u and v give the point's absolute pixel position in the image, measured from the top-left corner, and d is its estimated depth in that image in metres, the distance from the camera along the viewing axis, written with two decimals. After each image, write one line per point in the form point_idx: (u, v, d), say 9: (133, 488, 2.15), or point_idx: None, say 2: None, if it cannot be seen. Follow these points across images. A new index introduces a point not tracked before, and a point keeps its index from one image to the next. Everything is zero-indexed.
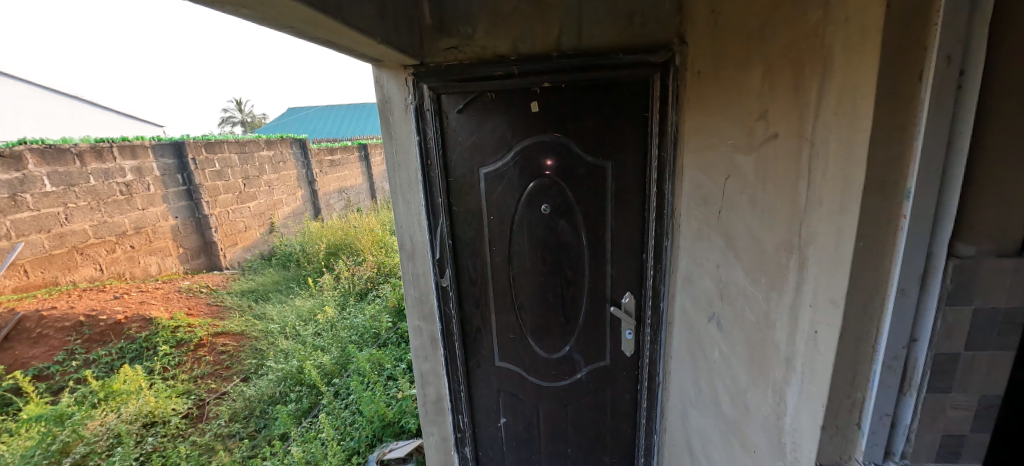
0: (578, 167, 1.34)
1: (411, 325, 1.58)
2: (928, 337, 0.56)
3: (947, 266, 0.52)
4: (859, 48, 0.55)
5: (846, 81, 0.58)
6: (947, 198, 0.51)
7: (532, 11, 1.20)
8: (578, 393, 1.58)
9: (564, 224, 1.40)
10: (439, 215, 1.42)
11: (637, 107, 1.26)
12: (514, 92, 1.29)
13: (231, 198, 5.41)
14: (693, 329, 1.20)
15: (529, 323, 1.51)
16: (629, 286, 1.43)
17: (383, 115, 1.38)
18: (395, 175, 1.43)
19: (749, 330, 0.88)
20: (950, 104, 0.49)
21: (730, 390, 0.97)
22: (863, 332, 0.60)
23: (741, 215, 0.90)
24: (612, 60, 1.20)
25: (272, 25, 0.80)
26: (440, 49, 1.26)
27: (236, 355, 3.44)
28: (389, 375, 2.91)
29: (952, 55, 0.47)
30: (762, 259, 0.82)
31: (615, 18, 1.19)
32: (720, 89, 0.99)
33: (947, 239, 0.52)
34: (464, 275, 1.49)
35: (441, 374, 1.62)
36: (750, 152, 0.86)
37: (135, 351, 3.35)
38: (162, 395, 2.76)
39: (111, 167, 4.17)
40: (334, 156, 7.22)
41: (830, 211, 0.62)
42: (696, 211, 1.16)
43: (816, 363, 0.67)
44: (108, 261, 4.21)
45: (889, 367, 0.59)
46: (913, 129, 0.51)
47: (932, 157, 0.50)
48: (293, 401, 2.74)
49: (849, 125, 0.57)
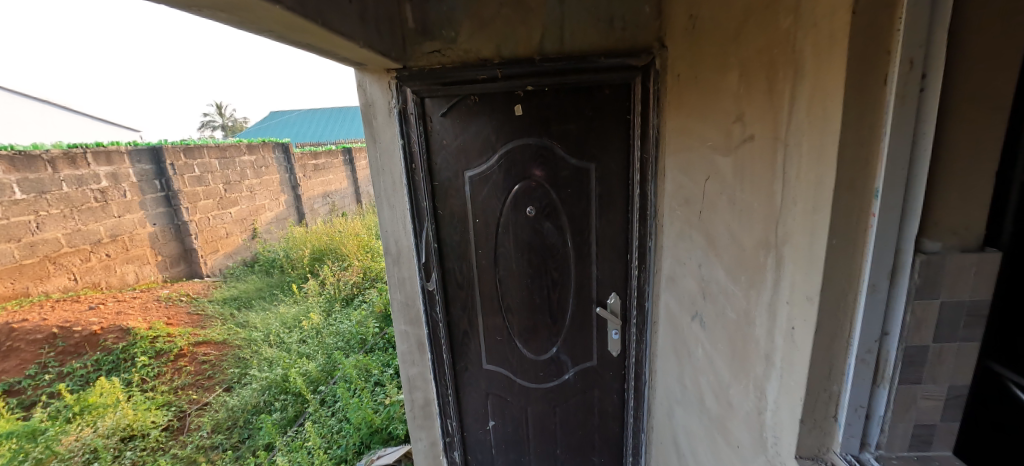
0: (562, 169, 1.35)
1: (397, 330, 1.56)
2: (898, 330, 0.57)
3: (915, 261, 0.54)
4: (828, 53, 0.56)
5: (817, 85, 0.59)
6: (914, 195, 0.53)
7: (515, 15, 1.21)
8: (566, 394, 1.58)
9: (550, 226, 1.41)
10: (424, 218, 1.41)
11: (619, 110, 1.28)
12: (497, 95, 1.29)
13: (211, 204, 5.28)
14: (677, 327, 1.22)
15: (516, 325, 1.51)
16: (614, 287, 1.44)
17: (366, 118, 1.36)
18: (379, 179, 1.41)
19: (730, 328, 0.89)
20: (913, 105, 0.50)
21: (713, 386, 0.98)
22: (838, 328, 0.62)
23: (721, 215, 0.92)
24: (594, 63, 1.21)
25: (250, 29, 0.78)
26: (424, 52, 1.25)
27: (218, 364, 3.36)
28: (376, 381, 2.88)
29: (914, 58, 0.49)
30: (741, 257, 0.84)
31: (597, 21, 1.20)
32: (700, 91, 1.00)
33: (914, 235, 0.54)
34: (451, 278, 1.48)
35: (428, 379, 1.60)
36: (728, 153, 0.87)
37: (111, 363, 3.26)
38: (141, 408, 2.68)
39: (85, 173, 4.05)
40: (318, 160, 7.10)
41: (804, 210, 0.64)
42: (678, 211, 1.18)
43: (794, 359, 0.68)
44: (83, 270, 4.10)
45: (863, 360, 0.61)
46: (880, 129, 0.53)
47: (897, 156, 0.52)
48: (278, 411, 2.69)
49: (820, 126, 0.59)
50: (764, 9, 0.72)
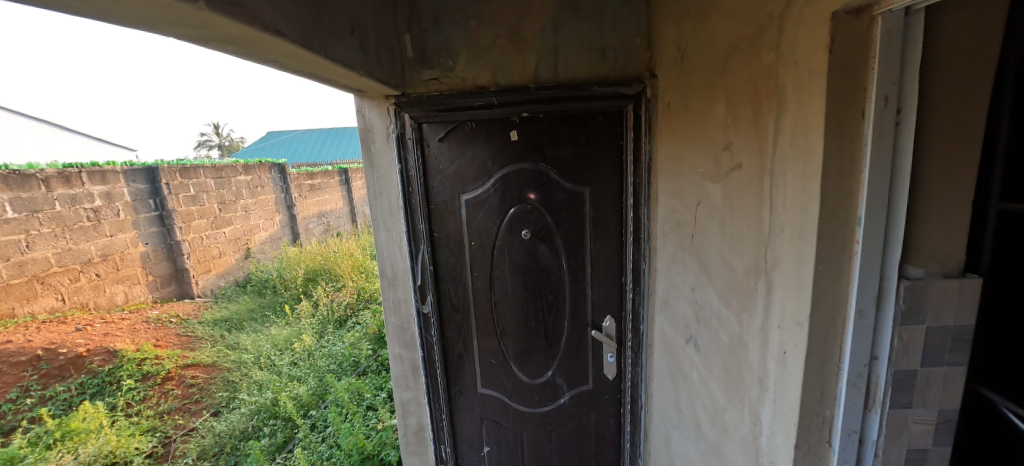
0: (557, 193, 1.37)
1: (391, 353, 1.54)
2: (886, 354, 0.58)
3: (899, 287, 0.56)
4: (808, 88, 0.59)
5: (799, 117, 0.62)
6: (894, 223, 0.55)
7: (511, 45, 1.26)
8: (562, 419, 1.56)
9: (545, 249, 1.42)
10: (420, 241, 1.42)
11: (612, 136, 1.32)
12: (494, 121, 1.32)
13: (205, 223, 5.26)
14: (673, 350, 1.21)
15: (512, 348, 1.50)
16: (609, 310, 1.45)
17: (363, 143, 1.38)
18: (376, 202, 1.42)
19: (724, 352, 0.89)
20: (891, 138, 0.53)
21: (709, 410, 0.98)
22: (829, 352, 0.62)
23: (712, 239, 0.93)
24: (587, 91, 1.25)
25: (254, 59, 0.81)
26: (422, 80, 1.29)
27: (206, 388, 3.28)
28: (368, 405, 2.82)
29: (889, 95, 0.52)
30: (733, 281, 0.84)
31: (589, 52, 1.25)
32: (690, 120, 1.03)
33: (897, 263, 0.55)
34: (446, 301, 1.48)
35: (422, 403, 1.57)
36: (718, 180, 0.90)
37: (96, 386, 3.18)
38: (125, 434, 2.60)
39: (79, 192, 4.06)
40: (314, 180, 7.13)
41: (791, 237, 0.65)
42: (671, 234, 1.19)
43: (787, 383, 0.68)
44: (71, 290, 4.05)
45: (853, 384, 0.61)
46: (860, 161, 0.55)
47: (878, 186, 0.54)
48: (267, 436, 2.62)
49: (804, 156, 0.61)
50: (747, 46, 0.76)
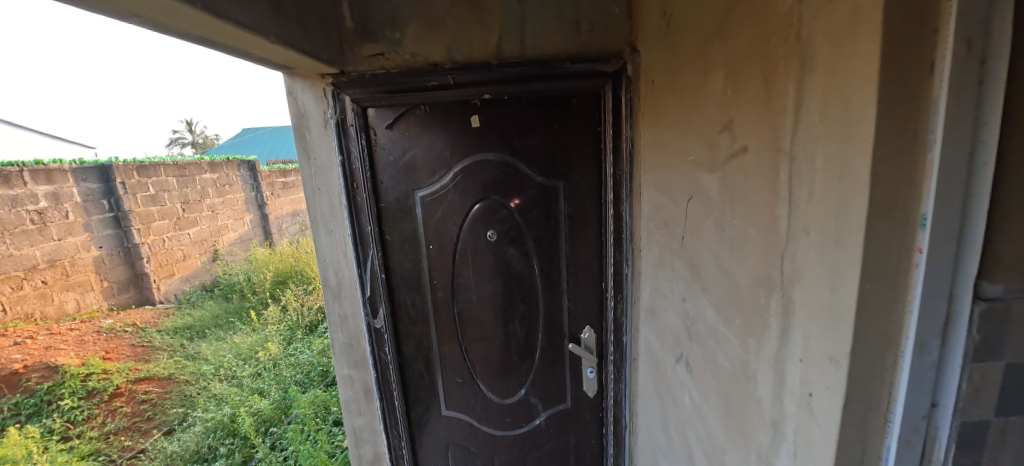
0: (528, 188, 1.20)
1: (339, 375, 1.33)
2: (951, 401, 0.40)
3: (973, 312, 0.38)
4: (850, 35, 0.39)
5: (832, 80, 0.42)
6: (974, 225, 0.36)
7: (469, 15, 1.07)
8: (538, 441, 1.39)
9: (514, 252, 1.25)
10: (369, 244, 1.22)
11: (587, 122, 1.15)
12: (451, 104, 1.14)
13: (167, 225, 4.89)
14: (661, 368, 1.05)
15: (479, 365, 1.33)
16: (588, 321, 1.29)
17: (297, 131, 1.17)
18: (314, 200, 1.20)
19: (724, 380, 0.70)
20: (972, 106, 0.35)
21: (705, 445, 0.81)
22: (872, 398, 0.44)
23: (707, 242, 0.75)
24: (558, 68, 1.07)
25: (108, 14, 0.60)
26: (365, 56, 1.09)
27: (160, 404, 3.01)
28: (335, 419, 2.61)
29: (973, 39, 0.33)
30: (734, 296, 0.65)
31: (560, 24, 1.07)
32: (678, 100, 0.86)
33: (973, 277, 0.37)
34: (403, 314, 1.29)
35: (378, 430, 1.37)
36: (713, 170, 0.71)
37: (33, 407, 2.89)
38: (59, 461, 2.33)
39: (20, 192, 3.70)
40: (287, 178, 6.77)
41: (821, 245, 0.45)
42: (657, 234, 1.03)
43: (812, 434, 0.49)
44: (14, 299, 3.70)
45: (907, 442, 0.43)
46: (929, 137, 0.37)
47: (953, 175, 0.36)
48: (222, 458, 2.37)
49: (841, 135, 0.41)
50: None
